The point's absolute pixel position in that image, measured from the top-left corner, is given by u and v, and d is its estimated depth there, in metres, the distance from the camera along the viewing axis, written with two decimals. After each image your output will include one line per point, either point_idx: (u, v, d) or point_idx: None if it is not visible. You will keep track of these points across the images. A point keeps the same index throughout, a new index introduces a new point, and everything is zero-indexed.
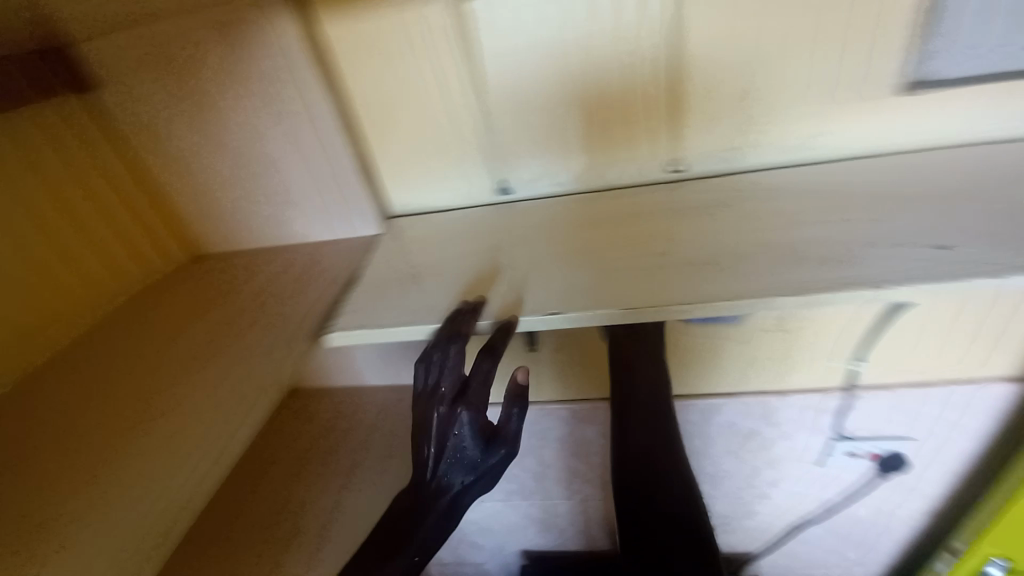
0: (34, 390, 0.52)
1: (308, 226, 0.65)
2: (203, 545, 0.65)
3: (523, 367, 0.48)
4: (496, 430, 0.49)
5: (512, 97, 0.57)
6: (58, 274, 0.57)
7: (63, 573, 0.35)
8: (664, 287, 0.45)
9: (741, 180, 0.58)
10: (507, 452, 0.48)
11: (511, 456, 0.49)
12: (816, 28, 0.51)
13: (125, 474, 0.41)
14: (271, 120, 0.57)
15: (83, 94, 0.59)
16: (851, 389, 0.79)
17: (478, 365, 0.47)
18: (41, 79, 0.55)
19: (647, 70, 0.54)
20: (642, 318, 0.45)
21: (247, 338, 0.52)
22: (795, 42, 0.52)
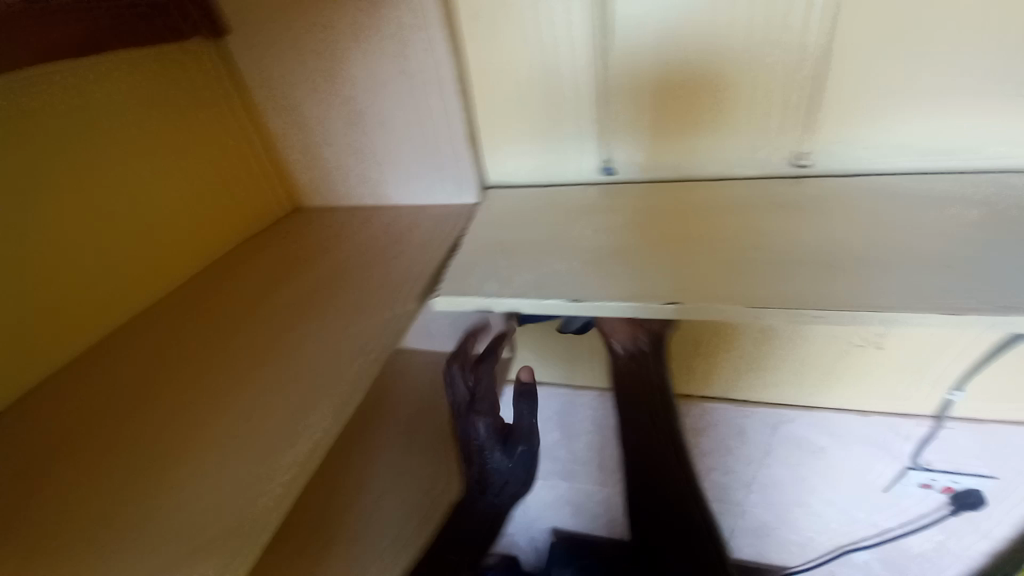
0: (142, 331, 0.53)
1: (409, 188, 0.66)
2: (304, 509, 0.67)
3: (525, 367, 0.55)
4: (511, 430, 0.56)
5: (638, 73, 0.55)
6: (172, 210, 0.58)
7: (184, 502, 0.35)
8: (797, 288, 0.43)
9: (867, 183, 0.55)
10: (524, 447, 0.56)
11: (529, 450, 0.56)
12: (992, 23, 0.46)
13: (241, 409, 0.40)
14: (392, 79, 0.57)
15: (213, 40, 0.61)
16: (938, 417, 0.74)
17: (481, 377, 0.55)
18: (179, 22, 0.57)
19: (793, 55, 0.51)
20: (772, 319, 0.42)
21: (354, 290, 0.52)
22: (964, 37, 0.47)
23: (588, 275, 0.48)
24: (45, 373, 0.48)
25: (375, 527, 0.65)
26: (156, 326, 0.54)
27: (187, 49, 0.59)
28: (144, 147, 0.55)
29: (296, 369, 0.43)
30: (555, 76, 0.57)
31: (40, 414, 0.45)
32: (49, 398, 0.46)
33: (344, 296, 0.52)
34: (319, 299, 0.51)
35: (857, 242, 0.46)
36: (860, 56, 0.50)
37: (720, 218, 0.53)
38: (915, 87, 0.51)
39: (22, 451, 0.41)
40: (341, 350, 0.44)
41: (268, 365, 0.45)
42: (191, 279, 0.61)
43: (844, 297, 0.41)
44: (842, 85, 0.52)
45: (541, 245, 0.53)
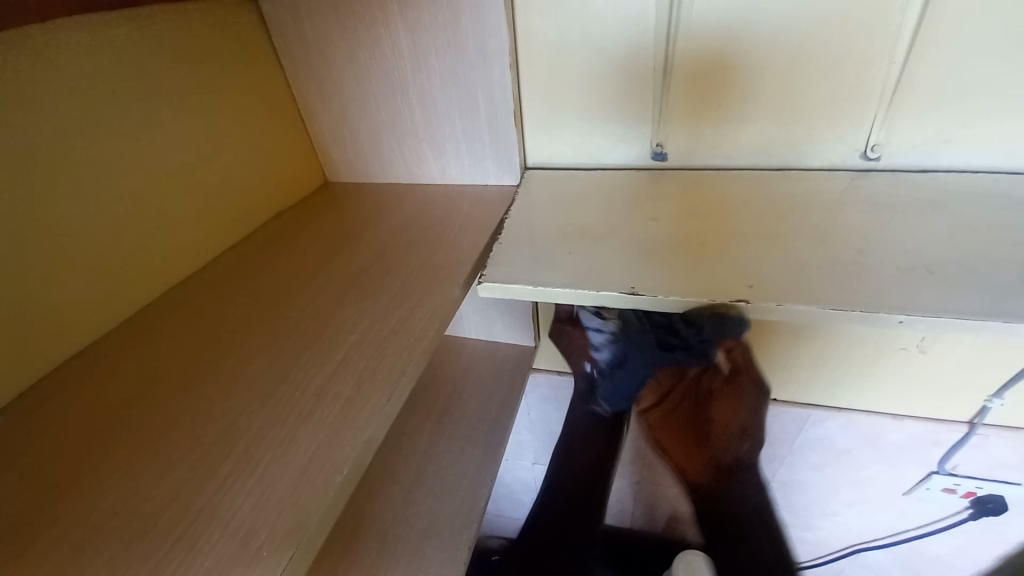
0: (171, 311, 0.50)
1: (449, 166, 0.63)
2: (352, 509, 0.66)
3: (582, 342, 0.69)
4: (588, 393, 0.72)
5: (703, 56, 0.52)
6: (211, 184, 0.56)
7: (243, 496, 0.33)
8: (874, 290, 0.40)
9: (935, 180, 0.52)
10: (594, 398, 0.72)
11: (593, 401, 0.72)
12: None
13: (294, 397, 0.39)
14: (441, 49, 0.54)
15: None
16: (973, 424, 0.72)
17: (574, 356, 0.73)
18: None
19: (873, 41, 0.48)
20: (847, 322, 0.39)
21: (401, 272, 0.50)
22: None
23: (648, 266, 0.45)
24: (69, 351, 0.45)
25: (403, 519, 0.64)
26: (185, 305, 0.50)
27: (228, 7, 0.55)
28: (179, 111, 0.51)
29: (350, 353, 0.42)
30: (613, 54, 0.54)
31: (65, 397, 0.41)
32: (74, 378, 0.43)
33: (389, 282, 0.49)
34: (366, 280, 0.49)
35: (936, 243, 0.44)
36: (943, 44, 0.47)
37: (785, 214, 0.50)
38: (997, 81, 0.48)
39: (48, 436, 0.38)
40: (395, 336, 0.42)
41: (318, 348, 0.42)
42: (221, 258, 0.57)
43: (929, 300, 0.38)
44: (921, 75, 0.49)
45: (593, 233, 0.50)
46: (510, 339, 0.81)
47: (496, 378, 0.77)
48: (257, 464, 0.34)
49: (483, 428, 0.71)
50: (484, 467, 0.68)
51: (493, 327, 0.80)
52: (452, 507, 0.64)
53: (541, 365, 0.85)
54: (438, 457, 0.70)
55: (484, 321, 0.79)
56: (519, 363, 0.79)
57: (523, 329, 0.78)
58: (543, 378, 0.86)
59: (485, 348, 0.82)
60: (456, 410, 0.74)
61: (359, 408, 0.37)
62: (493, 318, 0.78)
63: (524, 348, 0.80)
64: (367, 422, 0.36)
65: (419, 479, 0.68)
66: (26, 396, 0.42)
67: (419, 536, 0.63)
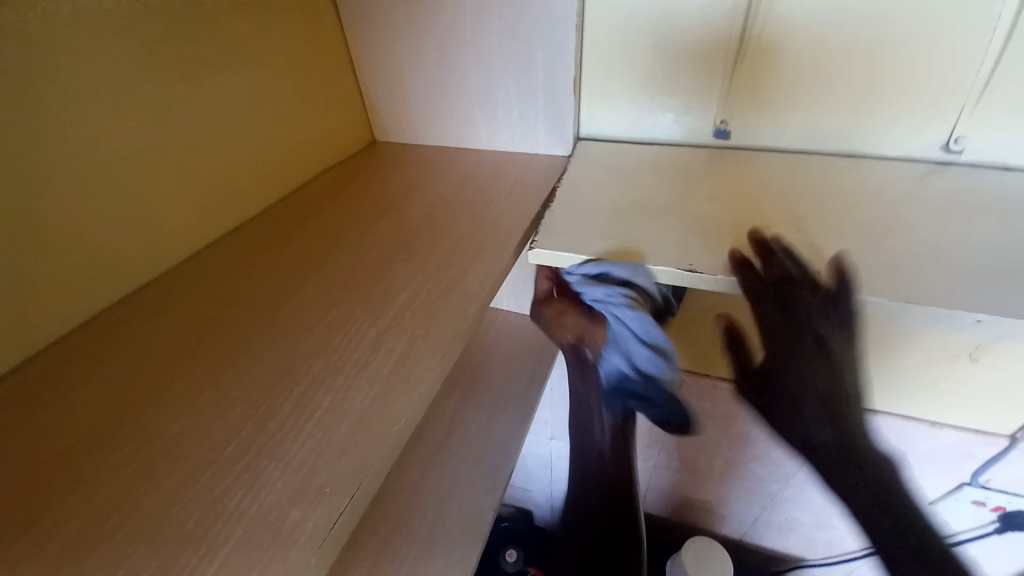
0: (218, 262, 0.50)
1: (499, 132, 0.62)
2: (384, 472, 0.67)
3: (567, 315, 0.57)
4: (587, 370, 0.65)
5: (784, 29, 0.49)
6: (262, 136, 0.56)
7: (292, 446, 0.33)
8: (947, 287, 0.38)
9: (1020, 179, 0.48)
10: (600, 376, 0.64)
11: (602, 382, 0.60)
12: None
13: (343, 350, 0.39)
14: (504, 9, 0.52)
15: None
16: (1014, 440, 0.70)
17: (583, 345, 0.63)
18: None
19: (974, 23, 0.45)
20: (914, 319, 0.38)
21: (451, 235, 0.49)
22: None
23: (704, 248, 0.44)
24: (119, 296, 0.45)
25: (428, 481, 0.66)
26: (229, 257, 0.51)
27: None
28: (235, 58, 0.51)
29: (400, 311, 0.42)
30: (686, 22, 0.52)
31: (114, 338, 0.42)
32: (124, 321, 0.44)
33: (437, 244, 0.48)
34: (414, 242, 0.49)
35: (1022, 247, 0.41)
36: None
37: (855, 204, 0.47)
38: None
39: (97, 376, 0.39)
40: (444, 298, 0.42)
41: (368, 304, 0.42)
42: (266, 213, 0.57)
43: (1010, 303, 0.36)
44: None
45: (648, 209, 0.49)
46: None
47: (526, 351, 0.77)
48: (308, 414, 0.35)
49: (512, 400, 0.71)
50: (510, 438, 0.68)
51: (525, 300, 0.80)
52: (478, 475, 0.65)
53: None
54: (465, 425, 0.70)
55: (517, 294, 0.79)
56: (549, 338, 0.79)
57: None
58: None
59: (517, 321, 0.82)
60: (485, 381, 0.74)
61: (410, 365, 0.37)
62: (526, 292, 0.78)
63: None
64: (421, 380, 0.36)
65: (447, 445, 0.69)
66: (72, 338, 0.43)
67: (443, 499, 0.64)
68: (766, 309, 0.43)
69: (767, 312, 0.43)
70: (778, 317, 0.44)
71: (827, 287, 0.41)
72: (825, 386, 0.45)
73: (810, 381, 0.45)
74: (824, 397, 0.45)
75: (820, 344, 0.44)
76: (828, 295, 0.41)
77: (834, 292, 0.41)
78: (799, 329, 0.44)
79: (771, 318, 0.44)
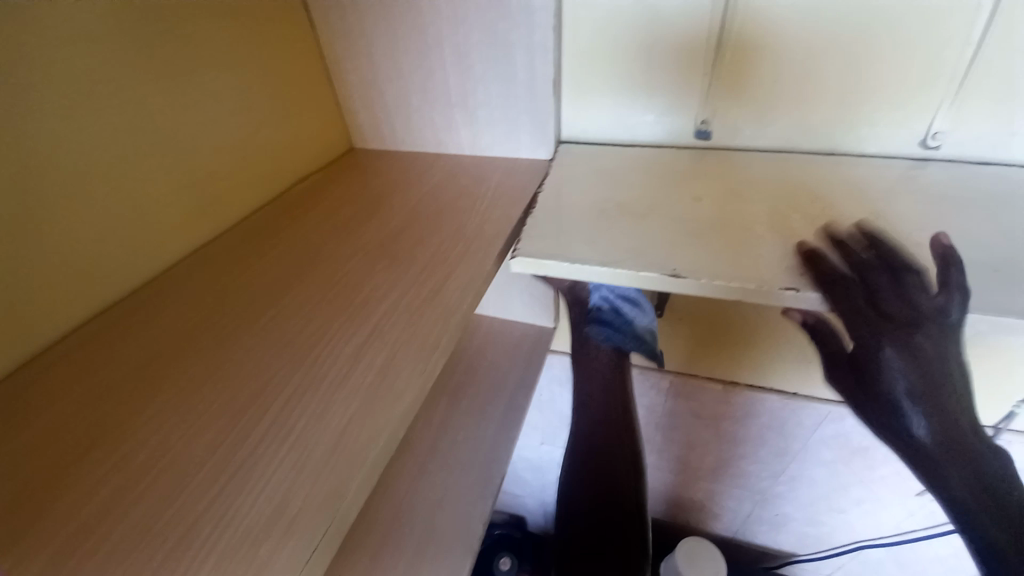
0: (191, 275, 0.48)
1: (480, 136, 0.61)
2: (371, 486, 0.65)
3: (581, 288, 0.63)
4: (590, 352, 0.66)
5: (766, 26, 0.49)
6: (236, 144, 0.54)
7: (269, 471, 0.31)
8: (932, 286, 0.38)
9: (997, 174, 0.49)
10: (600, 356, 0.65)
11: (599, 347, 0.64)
12: None
13: (322, 364, 0.37)
14: (483, 11, 0.52)
15: None
16: (997, 431, 0.70)
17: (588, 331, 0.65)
18: None
19: (952, 19, 0.45)
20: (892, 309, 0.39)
21: (432, 241, 0.48)
22: None
23: (690, 249, 0.43)
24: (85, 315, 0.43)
25: (417, 493, 0.64)
26: (202, 270, 0.49)
27: None
28: (207, 64, 0.49)
29: (382, 322, 0.40)
30: (666, 21, 0.51)
31: (79, 360, 0.40)
32: (89, 341, 0.42)
33: (420, 250, 0.47)
34: (395, 250, 0.48)
35: (1002, 241, 0.41)
36: None
37: (837, 201, 0.47)
38: None
39: (61, 401, 0.37)
40: (427, 307, 0.41)
41: (349, 315, 0.41)
42: (242, 224, 0.55)
43: (993, 300, 0.36)
44: (1005, 55, 0.46)
45: (632, 211, 0.48)
46: (529, 318, 0.80)
47: (513, 357, 0.76)
48: (287, 431, 0.33)
49: (501, 407, 0.70)
50: (500, 445, 0.67)
51: (510, 305, 0.79)
52: (468, 486, 0.64)
53: (558, 346, 0.83)
54: (453, 435, 0.69)
55: (502, 299, 0.78)
56: (536, 342, 0.78)
57: (542, 308, 0.77)
58: (557, 359, 0.84)
59: (503, 327, 0.80)
60: (472, 389, 0.73)
61: (393, 380, 0.36)
62: (513, 296, 0.77)
63: (543, 328, 0.79)
64: (404, 391, 0.34)
65: (436, 456, 0.67)
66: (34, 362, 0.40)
67: (434, 511, 0.62)
68: (860, 317, 0.39)
69: (864, 320, 0.39)
70: (875, 328, 0.39)
71: (933, 298, 0.38)
72: (929, 387, 0.39)
73: (915, 387, 0.39)
74: (921, 380, 0.39)
75: (924, 356, 0.39)
76: (939, 311, 0.38)
77: (937, 301, 0.38)
78: (884, 342, 0.39)
79: (863, 327, 0.39)
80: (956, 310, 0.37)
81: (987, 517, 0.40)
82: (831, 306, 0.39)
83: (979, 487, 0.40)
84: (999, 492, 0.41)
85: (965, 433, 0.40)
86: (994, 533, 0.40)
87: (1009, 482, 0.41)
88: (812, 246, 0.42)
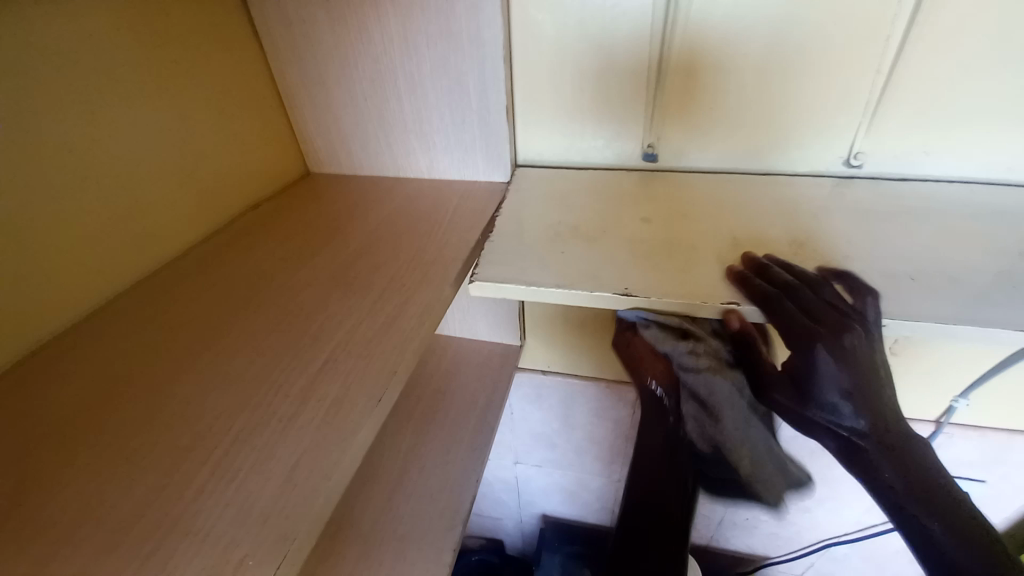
0: (129, 312, 0.46)
1: (436, 162, 0.62)
2: (338, 517, 0.64)
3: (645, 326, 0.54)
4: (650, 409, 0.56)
5: (699, 58, 0.53)
6: (185, 173, 0.53)
7: (218, 510, 0.31)
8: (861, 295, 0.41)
9: (913, 189, 0.54)
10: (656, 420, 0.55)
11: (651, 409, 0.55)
12: None
13: (275, 397, 0.37)
14: (432, 44, 0.53)
15: None
16: (939, 425, 0.75)
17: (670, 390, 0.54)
18: None
19: (860, 52, 0.50)
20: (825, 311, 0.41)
21: (389, 267, 0.49)
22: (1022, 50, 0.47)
23: (638, 267, 0.45)
24: (10, 360, 0.41)
25: (386, 521, 0.63)
26: (141, 306, 0.47)
27: None
28: (152, 95, 0.49)
29: (337, 350, 0.40)
30: (609, 51, 0.54)
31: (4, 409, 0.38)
32: (17, 387, 0.40)
33: (377, 277, 0.48)
34: (350, 277, 0.48)
35: (920, 252, 0.45)
36: (928, 56, 0.49)
37: (772, 217, 0.51)
38: (977, 94, 0.50)
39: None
40: (383, 334, 0.41)
41: (303, 345, 0.41)
42: (186, 255, 0.54)
43: (914, 307, 0.40)
44: (910, 82, 0.50)
45: (583, 233, 0.50)
46: (494, 337, 0.81)
47: (479, 377, 0.77)
48: (231, 477, 0.32)
49: (470, 428, 0.70)
50: (469, 467, 0.67)
51: (475, 325, 0.79)
52: (437, 511, 0.63)
53: (525, 364, 0.84)
54: (421, 460, 0.68)
55: (467, 320, 0.79)
56: (503, 361, 0.78)
57: (507, 327, 0.78)
58: (525, 377, 0.85)
59: (469, 347, 0.81)
60: (440, 412, 0.73)
61: (347, 409, 0.36)
62: (478, 316, 0.78)
63: (509, 346, 0.80)
64: (357, 427, 0.35)
65: (404, 482, 0.66)
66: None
67: (403, 540, 0.61)
68: (793, 324, 0.41)
69: (797, 327, 0.41)
70: (808, 332, 0.41)
71: (851, 302, 0.41)
72: (862, 387, 0.41)
73: (843, 385, 0.41)
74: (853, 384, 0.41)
75: (856, 358, 0.40)
76: (860, 313, 0.41)
77: (859, 305, 0.41)
78: (816, 345, 0.41)
79: (800, 332, 0.41)
80: (872, 312, 0.40)
81: (915, 504, 0.41)
82: (767, 313, 0.41)
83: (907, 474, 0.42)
84: (926, 478, 0.42)
85: (885, 416, 0.42)
86: (927, 519, 0.41)
87: (935, 466, 0.42)
88: (758, 259, 0.45)
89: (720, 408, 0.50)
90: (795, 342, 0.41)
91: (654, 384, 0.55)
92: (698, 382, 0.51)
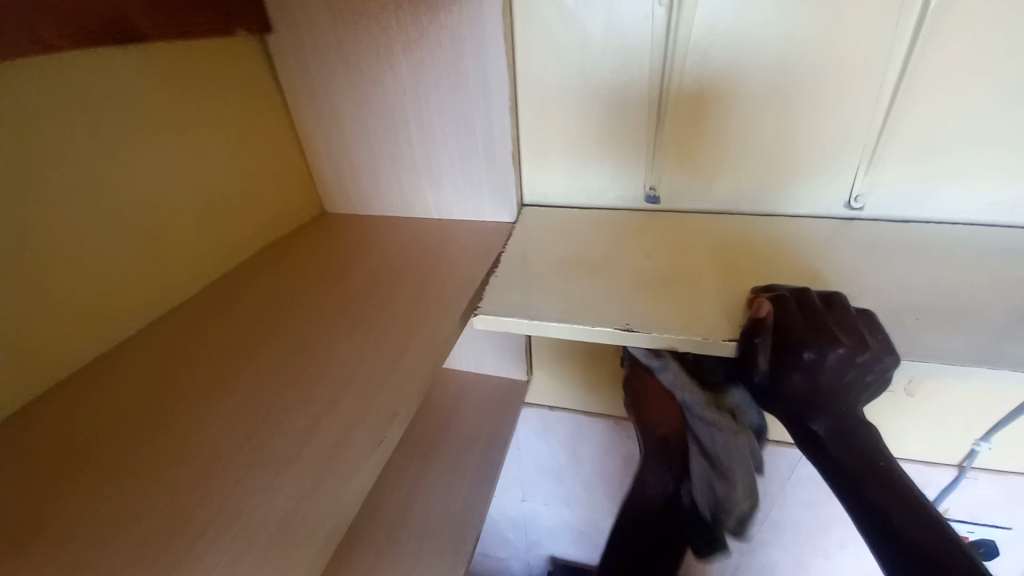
0: (145, 348, 0.48)
1: (445, 202, 0.65)
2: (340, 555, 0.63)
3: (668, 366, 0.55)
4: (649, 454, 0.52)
5: (697, 104, 0.55)
6: (205, 214, 0.56)
7: (217, 547, 0.32)
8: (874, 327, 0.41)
9: (915, 229, 0.54)
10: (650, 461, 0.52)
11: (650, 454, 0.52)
12: None
13: (279, 434, 0.38)
14: (441, 91, 0.57)
15: (266, 34, 0.59)
16: (961, 469, 0.72)
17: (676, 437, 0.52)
18: (245, 20, 0.55)
19: (854, 98, 0.51)
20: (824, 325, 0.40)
21: (397, 304, 0.50)
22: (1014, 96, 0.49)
23: (639, 304, 0.45)
24: (29, 394, 0.43)
25: (388, 558, 0.62)
26: (156, 342, 0.49)
27: (237, 45, 0.57)
28: (178, 141, 0.52)
29: (342, 388, 0.41)
30: (611, 98, 0.57)
31: (19, 441, 0.40)
32: (34, 419, 0.41)
33: (384, 313, 0.49)
34: (360, 314, 0.49)
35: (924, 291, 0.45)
36: (923, 102, 0.50)
37: (773, 255, 0.51)
38: (972, 138, 0.51)
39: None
40: (387, 371, 0.42)
41: (311, 381, 0.42)
42: (203, 292, 0.56)
43: (920, 346, 0.39)
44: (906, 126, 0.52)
45: (585, 269, 0.51)
46: (501, 371, 0.81)
47: (486, 411, 0.77)
48: (234, 514, 0.33)
49: (475, 463, 0.70)
50: (473, 504, 0.66)
51: (482, 358, 0.80)
52: (440, 548, 0.62)
53: (532, 398, 0.84)
54: (425, 495, 0.68)
55: (475, 353, 0.80)
56: (509, 395, 0.79)
57: (514, 361, 0.79)
58: (531, 412, 0.85)
59: (476, 380, 0.82)
60: (445, 446, 0.73)
61: (349, 448, 0.37)
62: (485, 350, 0.79)
63: (516, 380, 0.81)
64: (357, 468, 0.35)
65: (407, 519, 0.66)
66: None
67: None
68: (790, 325, 0.40)
69: (793, 328, 0.40)
70: (797, 334, 0.40)
71: (852, 322, 0.41)
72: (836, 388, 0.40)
73: (820, 388, 0.41)
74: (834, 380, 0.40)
75: (842, 362, 0.39)
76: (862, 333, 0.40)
77: (864, 324, 0.41)
78: (804, 347, 0.39)
79: (786, 333, 0.40)
80: (879, 334, 0.40)
81: (861, 475, 0.39)
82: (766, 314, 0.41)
83: (856, 450, 0.40)
84: (876, 460, 0.40)
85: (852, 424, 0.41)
86: (896, 522, 0.37)
87: (906, 475, 0.39)
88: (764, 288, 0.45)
89: (730, 466, 0.50)
90: (780, 343, 0.40)
91: (658, 424, 0.53)
92: (712, 437, 0.51)
